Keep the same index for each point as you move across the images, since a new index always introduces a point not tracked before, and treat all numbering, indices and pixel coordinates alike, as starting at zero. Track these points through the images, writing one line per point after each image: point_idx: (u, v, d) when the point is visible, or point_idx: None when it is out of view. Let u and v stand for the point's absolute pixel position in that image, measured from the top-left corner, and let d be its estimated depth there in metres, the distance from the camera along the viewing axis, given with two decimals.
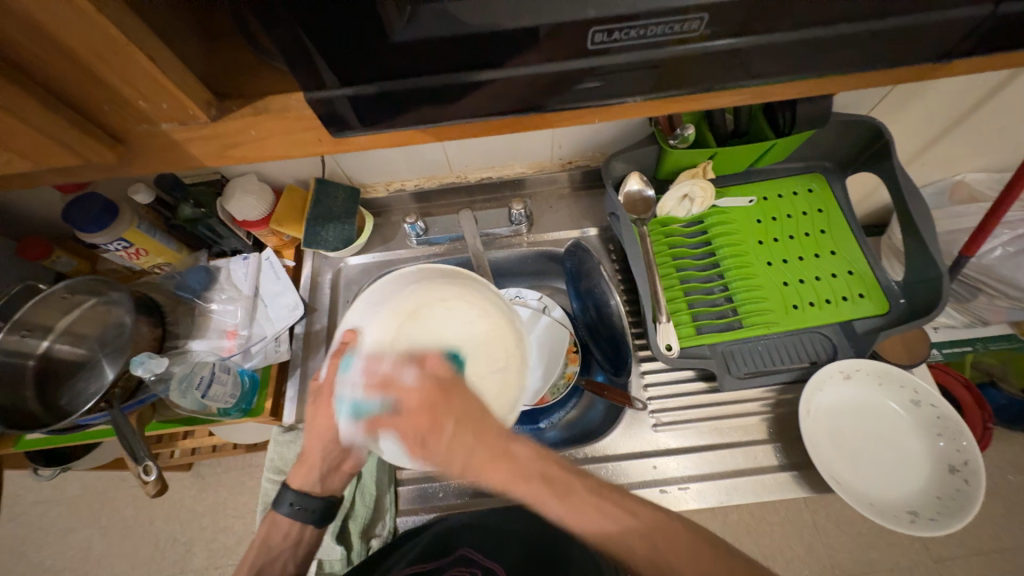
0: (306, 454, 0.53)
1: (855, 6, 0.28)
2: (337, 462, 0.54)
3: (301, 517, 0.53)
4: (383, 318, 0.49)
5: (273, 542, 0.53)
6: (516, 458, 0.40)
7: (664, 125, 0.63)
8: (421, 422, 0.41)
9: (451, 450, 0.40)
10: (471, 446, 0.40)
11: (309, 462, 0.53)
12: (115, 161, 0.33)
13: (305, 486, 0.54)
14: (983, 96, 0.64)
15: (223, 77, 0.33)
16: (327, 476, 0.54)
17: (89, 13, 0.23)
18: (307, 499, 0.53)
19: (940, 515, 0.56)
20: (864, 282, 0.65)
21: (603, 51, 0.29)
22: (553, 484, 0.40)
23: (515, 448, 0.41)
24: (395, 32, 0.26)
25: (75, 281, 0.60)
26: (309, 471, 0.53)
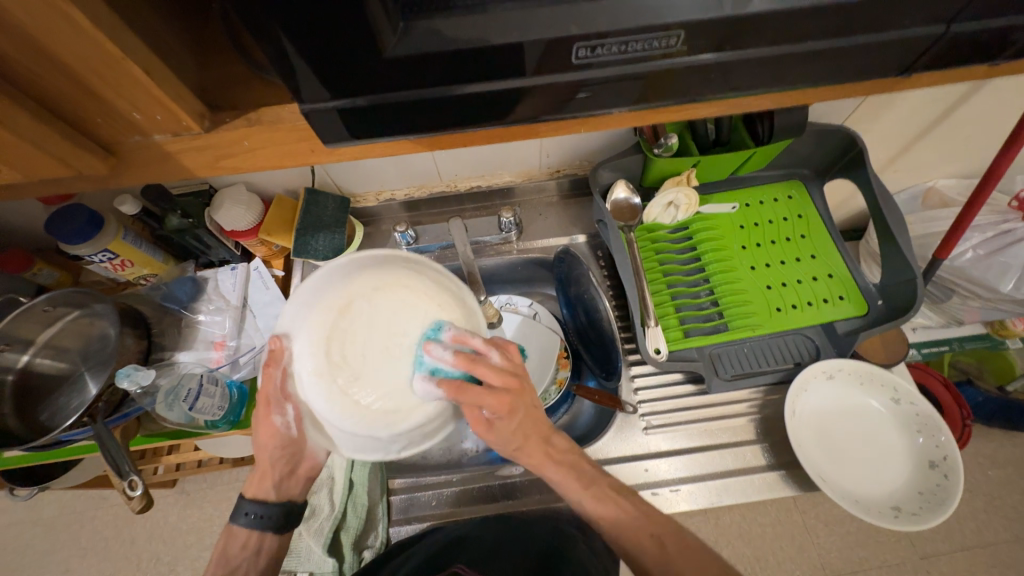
0: (258, 462, 0.54)
1: (820, 25, 0.29)
2: (292, 468, 0.56)
3: (260, 525, 0.53)
4: (315, 316, 0.49)
5: (232, 553, 0.53)
6: (557, 447, 0.54)
7: (648, 134, 0.64)
8: (503, 407, 0.48)
9: (513, 437, 0.51)
10: (530, 436, 0.52)
11: (261, 470, 0.54)
12: (108, 172, 0.33)
13: (260, 495, 0.55)
14: (949, 107, 0.67)
15: (216, 89, 0.33)
16: (281, 483, 0.55)
17: (87, 31, 0.24)
18: (263, 506, 0.53)
19: (923, 510, 0.57)
20: (844, 285, 0.67)
21: (584, 66, 0.30)
22: (583, 474, 0.53)
23: (557, 440, 0.54)
24: (387, 48, 0.27)
25: (57, 293, 0.58)
26: (262, 479, 0.54)
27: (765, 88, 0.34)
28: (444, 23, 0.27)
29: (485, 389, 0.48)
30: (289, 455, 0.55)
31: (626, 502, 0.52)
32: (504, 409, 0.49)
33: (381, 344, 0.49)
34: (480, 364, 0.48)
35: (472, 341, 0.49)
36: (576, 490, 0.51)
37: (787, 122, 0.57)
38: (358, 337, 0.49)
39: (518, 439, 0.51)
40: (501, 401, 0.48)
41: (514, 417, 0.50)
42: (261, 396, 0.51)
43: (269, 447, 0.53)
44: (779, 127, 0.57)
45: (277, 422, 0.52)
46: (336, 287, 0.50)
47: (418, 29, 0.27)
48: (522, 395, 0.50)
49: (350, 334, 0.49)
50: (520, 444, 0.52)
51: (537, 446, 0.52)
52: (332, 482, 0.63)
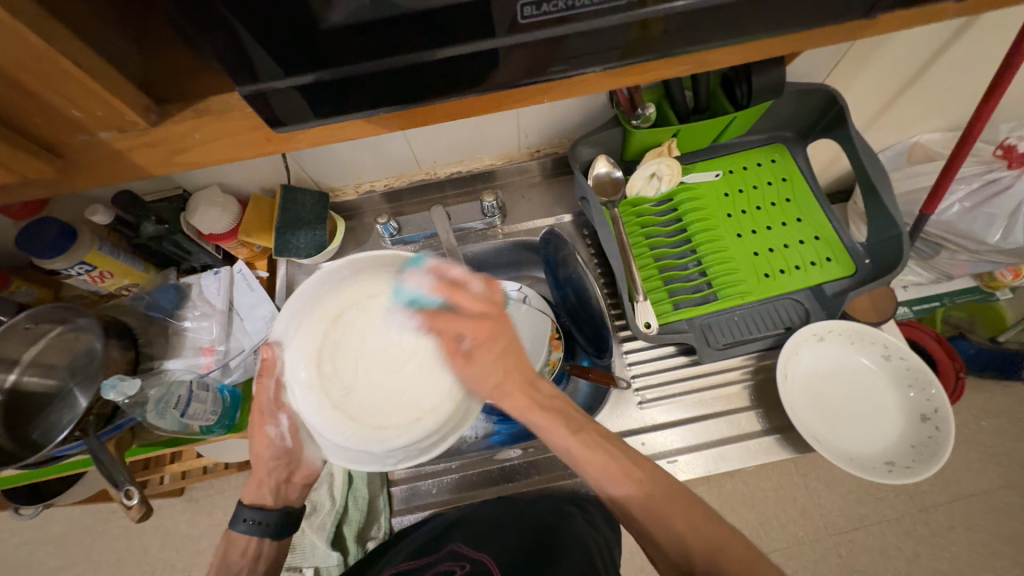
0: (254, 471, 0.56)
1: None
2: (286, 474, 0.57)
3: (258, 531, 0.53)
4: (308, 326, 0.54)
5: (232, 559, 0.53)
6: (538, 389, 0.52)
7: (624, 106, 0.61)
8: (482, 331, 0.52)
9: (493, 369, 0.52)
10: (510, 371, 0.52)
11: (256, 477, 0.56)
12: (57, 175, 0.32)
13: (257, 501, 0.56)
14: (929, 57, 0.66)
15: (163, 82, 0.32)
16: (279, 488, 0.57)
17: (8, 23, 0.23)
18: (261, 511, 0.54)
19: (915, 463, 0.58)
20: (831, 246, 0.67)
21: (534, 26, 0.29)
22: (569, 421, 0.50)
23: (539, 384, 0.53)
24: (324, 18, 0.26)
25: (36, 309, 0.58)
26: (258, 486, 0.56)
27: (729, 39, 0.33)
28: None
29: (459, 314, 0.53)
30: (286, 462, 0.57)
31: (616, 450, 0.48)
32: (476, 338, 0.52)
33: (373, 356, 0.54)
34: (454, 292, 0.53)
35: (454, 269, 0.53)
36: (559, 433, 0.49)
37: (765, 84, 0.56)
38: (354, 350, 0.54)
39: (499, 376, 0.52)
40: (472, 348, 0.52)
41: (486, 351, 0.52)
42: (256, 407, 0.55)
43: (264, 457, 0.55)
44: (756, 90, 0.56)
45: (272, 433, 0.55)
46: (328, 298, 0.54)
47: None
48: (490, 332, 0.52)
49: (345, 345, 0.54)
50: (495, 393, 0.52)
51: (518, 386, 0.51)
52: (332, 478, 0.64)
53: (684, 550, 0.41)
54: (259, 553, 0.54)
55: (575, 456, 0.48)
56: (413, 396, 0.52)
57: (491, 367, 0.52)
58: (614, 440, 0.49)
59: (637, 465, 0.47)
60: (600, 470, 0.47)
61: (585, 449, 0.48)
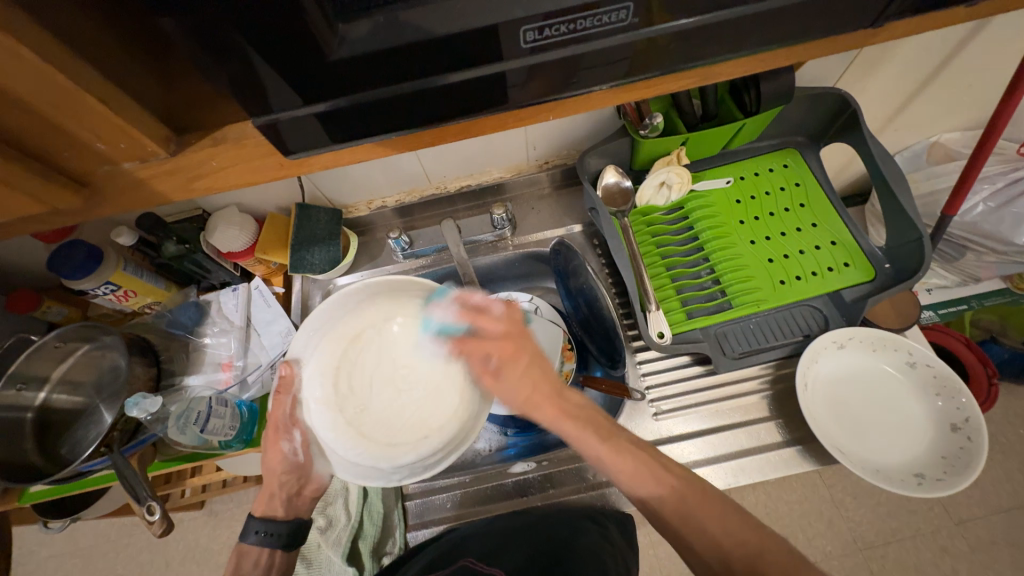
0: (266, 482, 0.57)
1: None
2: (295, 488, 0.57)
3: (268, 543, 0.54)
4: (327, 346, 0.56)
5: (245, 570, 0.53)
6: (567, 400, 0.52)
7: (632, 116, 0.62)
8: (506, 349, 0.53)
9: (522, 384, 0.53)
10: (539, 385, 0.52)
11: (268, 488, 0.56)
12: (82, 204, 0.33)
13: (268, 513, 0.56)
14: (945, 57, 0.65)
15: (182, 112, 0.34)
16: (290, 500, 0.57)
17: (38, 66, 0.24)
18: (272, 523, 0.55)
19: (948, 475, 0.56)
20: (848, 251, 0.65)
21: (537, 49, 0.29)
22: (602, 431, 0.49)
23: (567, 393, 0.53)
24: (333, 52, 0.27)
25: (66, 329, 0.60)
26: (269, 498, 0.56)
27: (733, 53, 0.33)
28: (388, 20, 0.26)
29: (484, 337, 0.54)
30: (297, 476, 0.57)
31: (649, 457, 0.47)
32: (504, 358, 0.54)
33: (387, 377, 0.57)
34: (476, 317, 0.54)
35: (476, 294, 0.55)
36: (590, 443, 0.48)
37: (774, 89, 0.55)
38: (369, 369, 0.57)
39: (529, 389, 0.52)
40: (499, 367, 0.53)
41: (514, 370, 0.53)
42: (270, 422, 0.55)
43: (276, 471, 0.56)
44: (765, 96, 0.56)
45: (285, 449, 0.56)
46: (347, 319, 0.57)
47: (362, 26, 0.26)
48: (515, 351, 0.54)
49: (361, 365, 0.57)
50: (526, 404, 0.52)
51: (547, 399, 0.52)
52: (347, 492, 0.64)
53: (723, 556, 0.40)
54: (270, 564, 0.55)
55: (603, 462, 0.47)
56: (421, 414, 0.55)
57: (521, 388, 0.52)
58: (648, 448, 0.48)
59: (668, 470, 0.46)
60: (630, 476, 0.46)
61: (609, 451, 0.47)
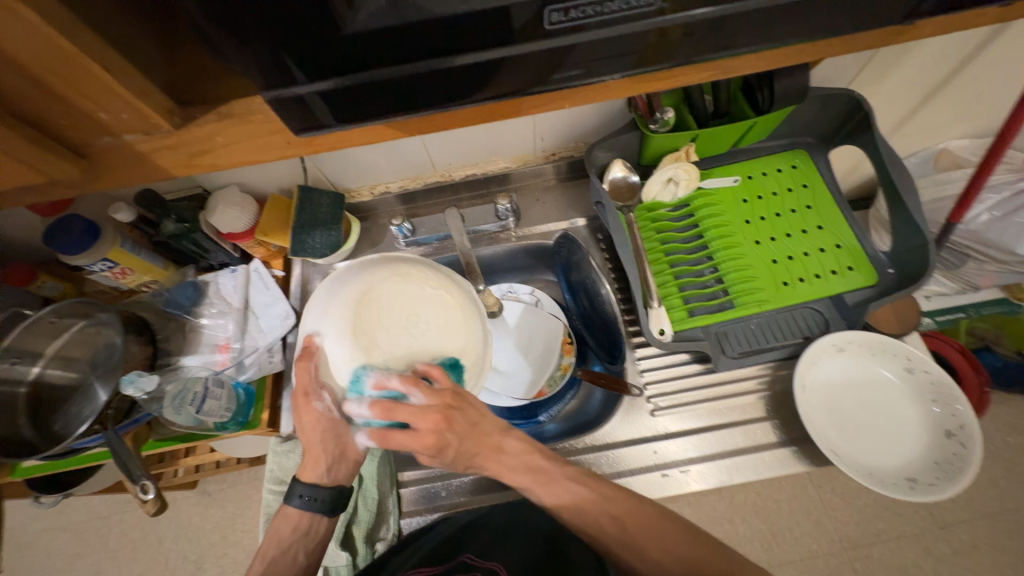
0: (310, 448, 0.50)
1: None
2: (340, 453, 0.51)
3: (312, 508, 0.52)
4: (336, 314, 0.45)
5: (284, 534, 0.52)
6: (506, 451, 0.50)
7: (643, 109, 0.61)
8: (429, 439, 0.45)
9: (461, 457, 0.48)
10: (474, 448, 0.49)
11: (311, 457, 0.50)
12: (80, 176, 0.33)
13: (315, 479, 0.52)
14: (960, 62, 0.64)
15: (186, 85, 0.33)
16: (335, 464, 0.52)
17: (32, 22, 0.23)
18: (318, 489, 0.52)
19: (939, 480, 0.56)
20: (852, 255, 0.65)
21: (560, 31, 0.28)
22: (540, 475, 0.49)
23: (505, 444, 0.50)
24: (347, 24, 0.26)
25: (60, 305, 0.59)
26: (315, 463, 0.51)
27: (757, 45, 0.32)
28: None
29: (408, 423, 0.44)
30: (339, 436, 0.50)
31: (588, 488, 0.49)
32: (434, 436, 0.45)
33: (402, 321, 0.45)
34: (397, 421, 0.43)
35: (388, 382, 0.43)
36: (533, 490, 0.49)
37: (787, 87, 0.54)
38: (386, 323, 0.45)
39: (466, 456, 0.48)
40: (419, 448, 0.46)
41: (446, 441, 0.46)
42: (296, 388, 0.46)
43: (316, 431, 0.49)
44: (779, 94, 0.55)
45: (319, 408, 0.47)
46: (354, 282, 0.46)
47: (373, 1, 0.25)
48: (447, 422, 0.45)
49: (380, 323, 0.45)
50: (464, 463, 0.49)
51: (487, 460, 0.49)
52: None
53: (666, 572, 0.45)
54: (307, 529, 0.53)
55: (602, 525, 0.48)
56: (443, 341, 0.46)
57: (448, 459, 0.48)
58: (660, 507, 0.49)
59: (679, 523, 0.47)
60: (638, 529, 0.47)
61: (541, 485, 0.49)
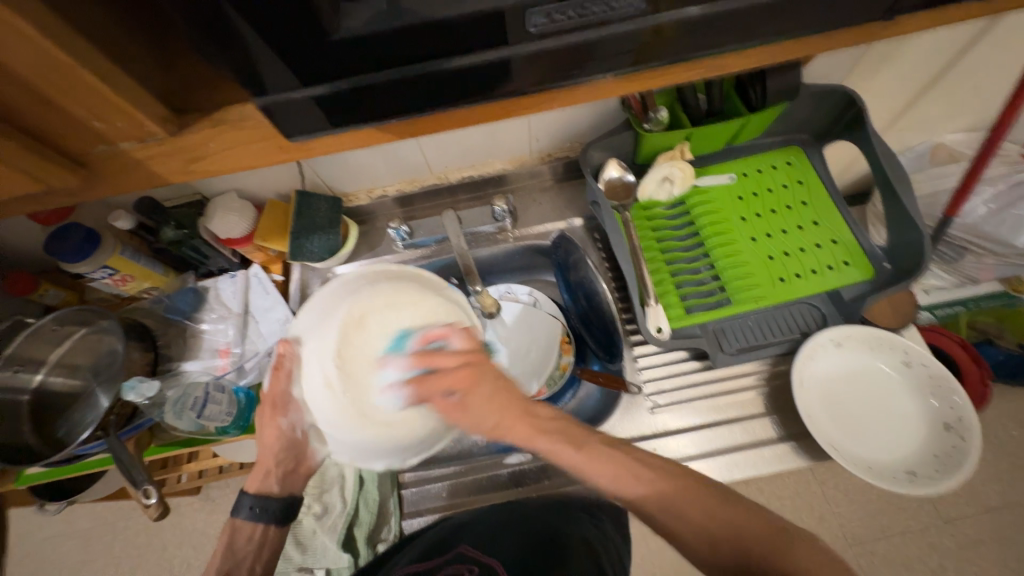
0: (260, 458, 0.53)
1: None
2: (292, 466, 0.54)
3: (259, 518, 0.52)
4: (328, 331, 0.53)
5: (237, 545, 0.51)
6: (538, 415, 0.49)
7: (637, 109, 0.62)
8: (461, 381, 0.48)
9: (490, 411, 0.48)
10: (507, 407, 0.48)
11: (263, 466, 0.53)
12: (80, 185, 0.33)
13: (262, 490, 0.53)
14: (953, 56, 0.64)
15: (181, 94, 0.33)
16: (285, 477, 0.54)
17: (28, 33, 0.23)
18: (267, 499, 0.52)
19: (939, 473, 0.56)
20: (848, 250, 0.65)
21: (544, 35, 0.29)
22: (573, 438, 0.47)
23: (535, 409, 0.49)
24: (339, 30, 0.26)
25: (62, 312, 0.59)
26: (264, 474, 0.53)
27: (744, 44, 0.33)
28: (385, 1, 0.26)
29: (442, 373, 0.48)
30: (295, 454, 0.54)
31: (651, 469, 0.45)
32: (465, 388, 0.48)
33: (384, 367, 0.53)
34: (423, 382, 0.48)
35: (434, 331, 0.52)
36: (565, 453, 0.46)
37: (780, 84, 0.54)
38: (362, 366, 0.52)
39: (497, 416, 0.48)
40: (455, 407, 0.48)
41: (477, 398, 0.48)
42: (267, 398, 0.53)
43: (273, 448, 0.53)
44: (771, 91, 0.55)
45: (283, 425, 0.53)
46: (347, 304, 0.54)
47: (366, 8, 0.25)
48: (476, 378, 0.48)
49: (354, 354, 0.53)
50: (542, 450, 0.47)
51: (520, 419, 0.48)
52: (343, 479, 0.64)
53: (708, 537, 0.40)
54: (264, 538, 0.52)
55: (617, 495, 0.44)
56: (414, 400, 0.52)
57: (482, 423, 0.48)
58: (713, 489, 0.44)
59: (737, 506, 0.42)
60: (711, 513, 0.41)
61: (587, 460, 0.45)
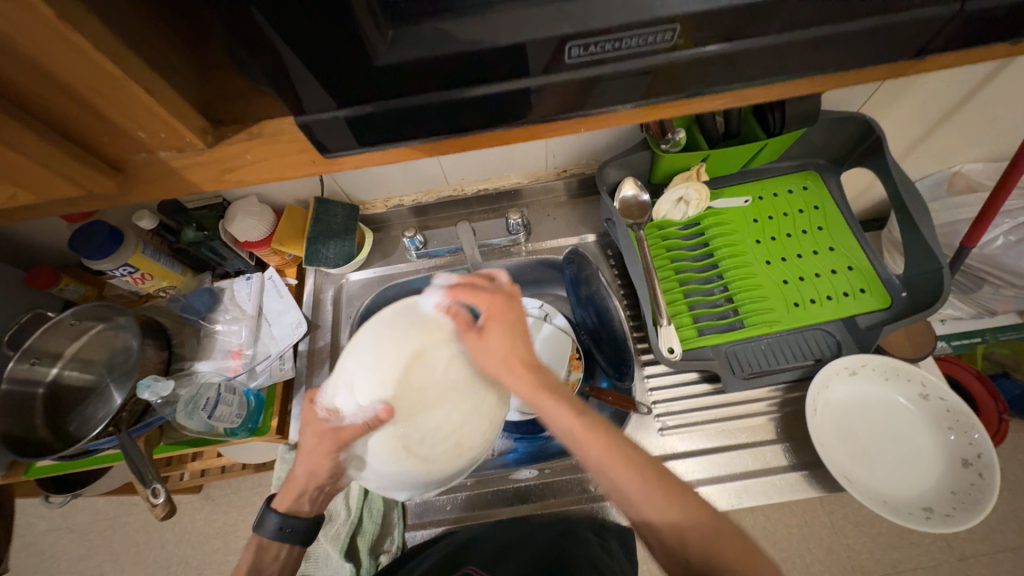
0: (296, 480, 0.51)
1: (814, 11, 0.28)
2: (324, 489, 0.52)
3: (286, 538, 0.51)
4: (382, 354, 0.44)
5: (264, 562, 0.51)
6: (542, 373, 0.44)
7: (655, 130, 0.63)
8: (488, 307, 0.46)
9: (503, 342, 0.44)
10: (520, 348, 0.44)
11: (299, 487, 0.51)
12: (116, 189, 0.34)
13: (292, 508, 0.52)
14: (974, 87, 0.64)
15: (217, 105, 0.34)
16: (318, 498, 0.53)
17: (82, 47, 0.24)
18: (296, 520, 0.51)
19: (956, 511, 0.55)
20: (864, 277, 0.65)
21: (578, 65, 0.29)
22: (574, 401, 0.43)
23: (546, 367, 0.45)
24: (378, 56, 0.27)
25: (82, 307, 0.60)
26: (298, 494, 0.51)
27: (770, 77, 0.33)
28: (423, 27, 0.26)
29: (476, 290, 0.46)
30: (333, 478, 0.50)
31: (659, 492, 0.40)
32: (492, 313, 0.45)
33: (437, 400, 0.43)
34: (461, 290, 0.46)
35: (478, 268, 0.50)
36: (566, 415, 0.42)
37: (800, 109, 0.55)
38: (419, 398, 0.43)
39: (507, 351, 0.44)
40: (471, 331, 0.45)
41: (500, 324, 0.45)
42: (328, 433, 0.46)
43: (316, 476, 0.49)
44: (790, 116, 0.55)
45: (331, 460, 0.47)
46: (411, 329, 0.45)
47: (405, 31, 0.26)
48: (504, 309, 0.46)
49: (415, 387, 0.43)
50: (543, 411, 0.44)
51: (527, 366, 0.44)
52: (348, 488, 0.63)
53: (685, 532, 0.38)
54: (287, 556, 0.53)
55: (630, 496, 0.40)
56: (470, 432, 0.43)
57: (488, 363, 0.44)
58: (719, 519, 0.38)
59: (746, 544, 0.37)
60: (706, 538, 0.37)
61: (613, 461, 0.41)
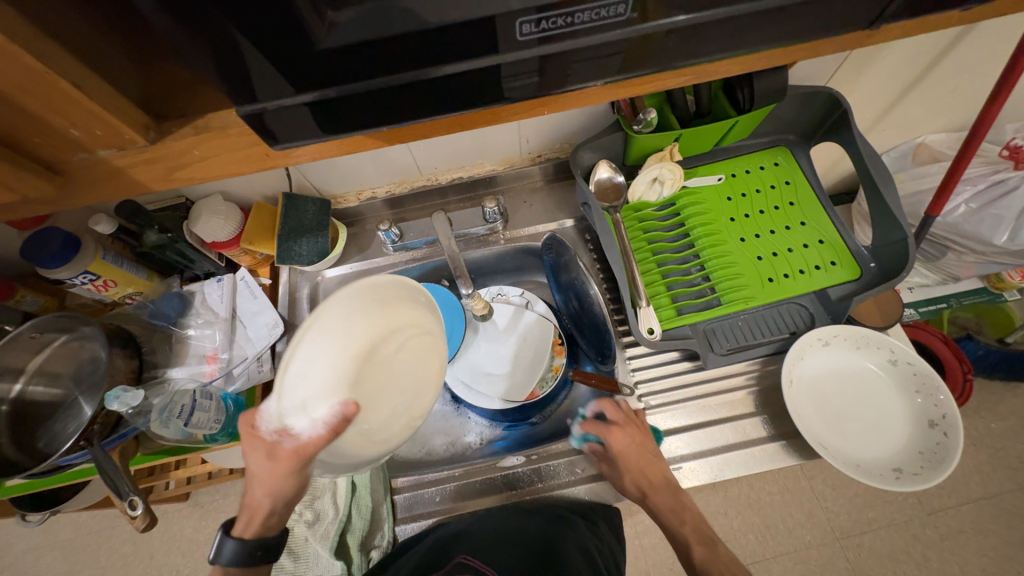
0: (258, 499, 0.45)
1: None
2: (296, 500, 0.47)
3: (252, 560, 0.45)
4: (332, 363, 0.39)
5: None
6: (670, 494, 0.60)
7: (626, 111, 0.62)
8: (620, 439, 0.61)
9: (637, 470, 0.60)
10: (651, 474, 0.60)
11: (263, 509, 0.45)
12: (57, 192, 0.33)
13: (262, 530, 0.46)
14: (934, 59, 0.66)
15: (160, 99, 0.33)
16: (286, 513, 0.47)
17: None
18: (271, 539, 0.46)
19: (924, 470, 0.57)
20: (835, 250, 0.66)
21: (534, 42, 0.28)
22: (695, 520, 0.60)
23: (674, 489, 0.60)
24: (322, 39, 0.26)
25: (41, 319, 0.57)
26: (265, 517, 0.46)
27: (730, 51, 0.33)
28: (368, 7, 0.25)
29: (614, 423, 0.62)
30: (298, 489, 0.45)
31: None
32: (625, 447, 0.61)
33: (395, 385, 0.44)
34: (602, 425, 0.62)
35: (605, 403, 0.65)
36: (688, 531, 0.59)
37: (766, 85, 0.54)
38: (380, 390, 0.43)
39: (640, 478, 0.60)
40: (609, 428, 0.61)
41: (635, 453, 0.60)
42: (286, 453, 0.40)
43: (282, 492, 0.44)
44: (759, 91, 0.55)
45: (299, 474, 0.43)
46: (357, 323, 0.41)
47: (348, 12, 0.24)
48: (635, 439, 0.61)
49: (376, 379, 0.42)
50: (648, 489, 0.60)
51: (661, 489, 0.60)
52: (335, 486, 0.63)
53: None
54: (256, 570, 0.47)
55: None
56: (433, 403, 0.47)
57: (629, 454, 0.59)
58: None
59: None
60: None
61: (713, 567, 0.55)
